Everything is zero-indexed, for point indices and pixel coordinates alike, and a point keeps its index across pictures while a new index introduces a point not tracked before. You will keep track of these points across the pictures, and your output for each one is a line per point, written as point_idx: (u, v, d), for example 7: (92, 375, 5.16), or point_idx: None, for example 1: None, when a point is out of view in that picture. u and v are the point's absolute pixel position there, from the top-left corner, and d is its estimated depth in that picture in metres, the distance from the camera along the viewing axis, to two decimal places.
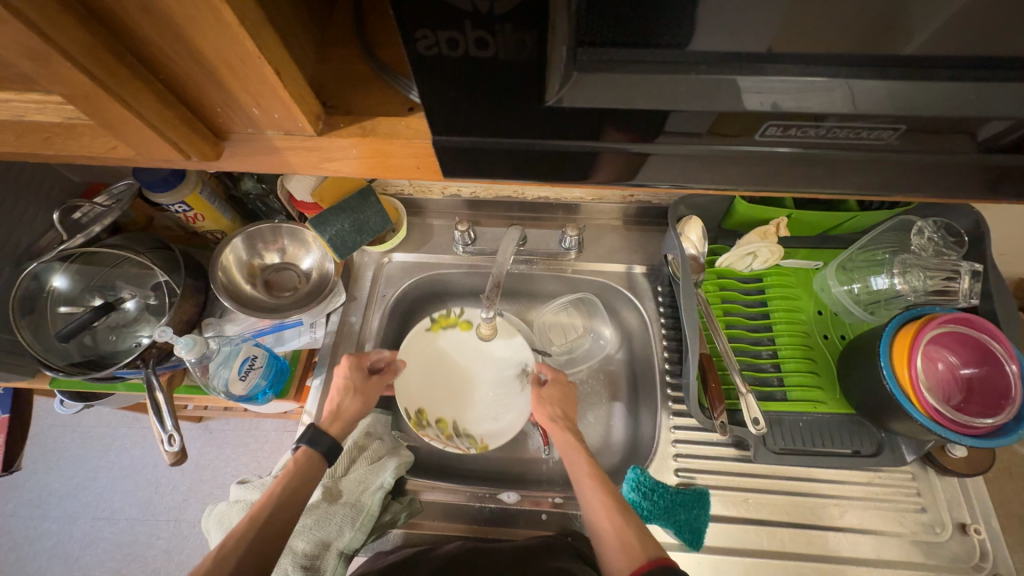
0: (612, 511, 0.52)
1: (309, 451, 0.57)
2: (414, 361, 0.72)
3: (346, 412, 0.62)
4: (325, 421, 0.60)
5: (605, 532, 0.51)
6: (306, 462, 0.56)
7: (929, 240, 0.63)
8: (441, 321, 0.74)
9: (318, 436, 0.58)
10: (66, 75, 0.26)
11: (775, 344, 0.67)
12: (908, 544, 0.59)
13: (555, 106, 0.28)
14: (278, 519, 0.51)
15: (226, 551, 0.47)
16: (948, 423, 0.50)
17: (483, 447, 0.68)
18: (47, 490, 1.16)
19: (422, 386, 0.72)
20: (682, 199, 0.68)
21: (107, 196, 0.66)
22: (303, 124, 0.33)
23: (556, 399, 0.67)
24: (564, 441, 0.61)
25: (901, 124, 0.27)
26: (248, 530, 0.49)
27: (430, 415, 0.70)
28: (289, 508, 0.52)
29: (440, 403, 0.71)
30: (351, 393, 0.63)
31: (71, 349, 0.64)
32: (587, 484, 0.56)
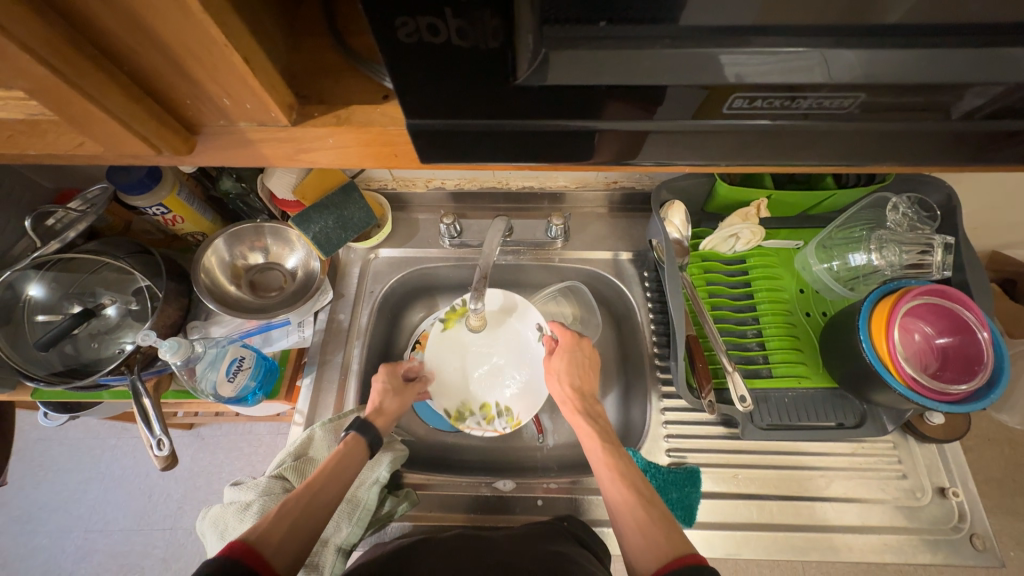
0: (631, 504, 0.52)
1: (358, 437, 0.60)
2: (440, 366, 0.71)
3: (388, 411, 0.65)
4: (371, 416, 0.63)
5: (625, 524, 0.51)
6: (355, 445, 0.59)
7: (903, 215, 0.64)
8: (452, 317, 0.72)
9: (366, 425, 0.61)
10: (25, 69, 0.25)
11: (759, 323, 0.68)
12: (891, 510, 0.61)
13: (526, 84, 0.28)
14: (329, 490, 0.54)
15: (284, 510, 0.49)
16: (926, 391, 0.51)
17: (518, 424, 0.69)
18: (37, 504, 1.14)
19: (455, 383, 0.71)
20: (665, 183, 0.68)
21: (81, 201, 0.65)
22: (276, 115, 0.33)
23: (565, 372, 0.67)
24: (580, 428, 0.61)
25: (871, 94, 0.28)
26: (304, 494, 0.52)
27: (472, 406, 0.70)
28: (338, 484, 0.55)
29: (476, 390, 0.70)
30: (390, 394, 0.66)
31: (52, 358, 0.62)
32: (606, 474, 0.56)
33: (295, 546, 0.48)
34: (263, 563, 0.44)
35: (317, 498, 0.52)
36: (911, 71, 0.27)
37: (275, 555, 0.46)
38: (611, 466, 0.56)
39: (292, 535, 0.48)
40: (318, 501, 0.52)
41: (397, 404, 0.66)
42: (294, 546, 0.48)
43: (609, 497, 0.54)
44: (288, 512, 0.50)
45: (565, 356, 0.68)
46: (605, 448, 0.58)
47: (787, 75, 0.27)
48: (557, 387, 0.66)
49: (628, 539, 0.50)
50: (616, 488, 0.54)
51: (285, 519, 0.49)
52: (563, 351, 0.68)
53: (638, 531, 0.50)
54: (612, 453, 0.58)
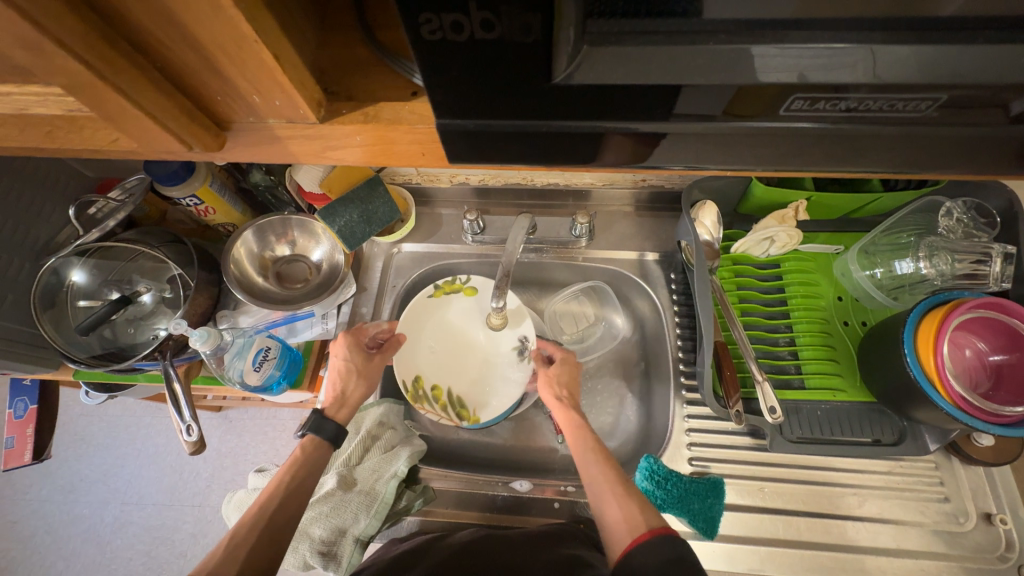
0: (614, 484, 0.53)
1: (313, 438, 0.59)
2: (415, 331, 0.71)
3: (350, 397, 0.63)
4: (330, 409, 0.61)
5: (606, 503, 0.52)
6: (310, 451, 0.57)
7: (957, 221, 0.60)
8: (445, 287, 0.73)
9: (322, 421, 0.59)
10: (62, 64, 0.26)
11: (792, 331, 0.65)
12: (930, 534, 0.58)
13: (563, 82, 0.27)
14: (285, 509, 0.53)
15: (236, 541, 0.49)
16: (976, 411, 0.48)
17: (473, 421, 0.67)
18: (78, 476, 1.20)
19: (422, 350, 0.71)
20: (697, 182, 0.65)
21: (121, 191, 0.68)
22: (304, 112, 0.32)
23: (563, 382, 0.65)
24: (563, 416, 0.61)
25: (937, 92, 0.25)
26: (257, 520, 0.51)
27: (426, 383, 0.69)
28: (297, 497, 0.54)
29: (437, 371, 0.70)
30: (353, 375, 0.64)
31: (92, 342, 0.65)
32: (588, 456, 0.56)
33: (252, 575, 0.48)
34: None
35: (273, 520, 0.52)
36: (986, 68, 0.24)
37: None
38: (593, 449, 0.57)
39: (248, 565, 0.48)
40: (274, 524, 0.52)
41: (359, 392, 0.63)
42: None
43: (589, 479, 0.55)
44: (241, 542, 0.49)
45: (564, 367, 0.66)
46: (589, 434, 0.59)
47: (842, 72, 0.25)
48: (549, 390, 0.64)
49: (608, 514, 0.51)
50: (598, 470, 0.54)
51: (238, 552, 0.49)
52: (561, 361, 0.67)
53: (619, 506, 0.51)
54: (594, 439, 0.58)
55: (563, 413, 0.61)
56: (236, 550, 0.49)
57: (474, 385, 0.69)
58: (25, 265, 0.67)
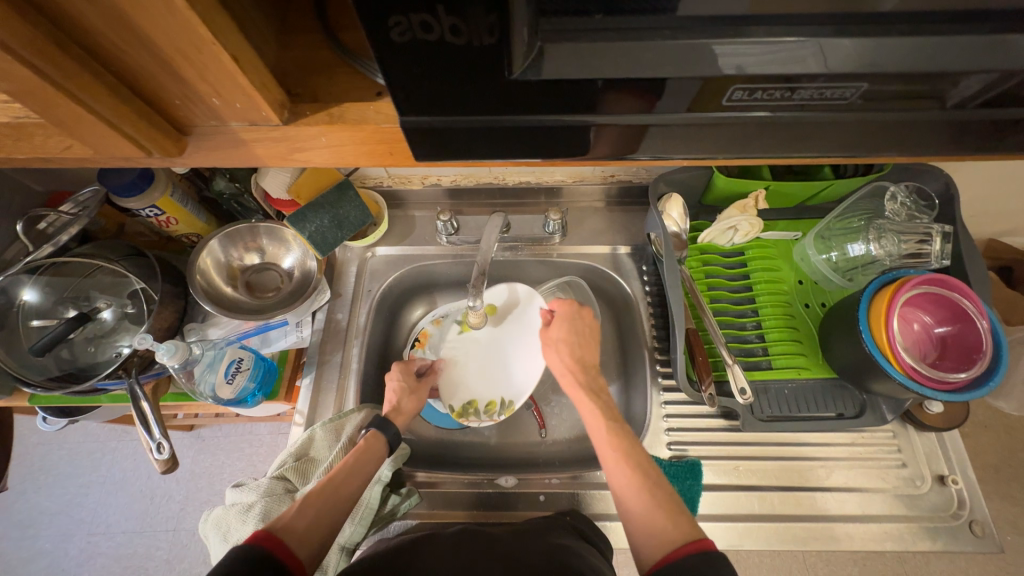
0: (638, 489, 0.52)
1: (378, 434, 0.60)
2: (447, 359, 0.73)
3: (406, 411, 0.65)
4: (391, 416, 0.64)
5: (631, 507, 0.51)
6: (375, 442, 0.59)
7: (901, 205, 0.64)
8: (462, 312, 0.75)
9: (386, 424, 0.61)
10: (7, 69, 0.25)
11: (758, 315, 0.68)
12: (891, 498, 0.62)
13: (522, 79, 0.27)
14: (350, 486, 0.54)
15: (309, 501, 0.50)
16: (925, 379, 0.51)
17: (511, 410, 0.70)
18: (39, 508, 1.13)
19: (459, 375, 0.72)
20: (662, 176, 0.68)
21: (73, 204, 0.65)
22: (268, 114, 0.32)
23: (564, 341, 0.67)
24: (585, 409, 0.60)
25: (874, 83, 0.27)
26: (327, 487, 0.52)
27: (479, 402, 0.71)
28: (361, 479, 0.56)
29: (483, 384, 0.71)
30: (407, 393, 0.67)
31: (48, 363, 0.62)
32: (610, 457, 0.55)
33: (318, 537, 0.48)
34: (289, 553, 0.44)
35: (339, 491, 0.53)
36: (917, 57, 0.26)
37: (299, 546, 0.46)
38: (615, 447, 0.56)
39: (315, 526, 0.49)
40: (339, 493, 0.53)
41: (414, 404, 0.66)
42: (317, 536, 0.48)
43: (615, 480, 0.54)
44: (312, 502, 0.50)
45: (563, 323, 0.68)
46: (610, 430, 0.57)
47: (786, 66, 0.26)
48: (556, 358, 0.66)
49: (632, 521, 0.50)
50: (623, 473, 0.54)
51: (309, 511, 0.49)
52: (562, 321, 0.68)
53: (643, 514, 0.50)
54: (616, 435, 0.57)
55: (572, 388, 0.63)
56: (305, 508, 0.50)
57: (514, 378, 0.71)
58: None
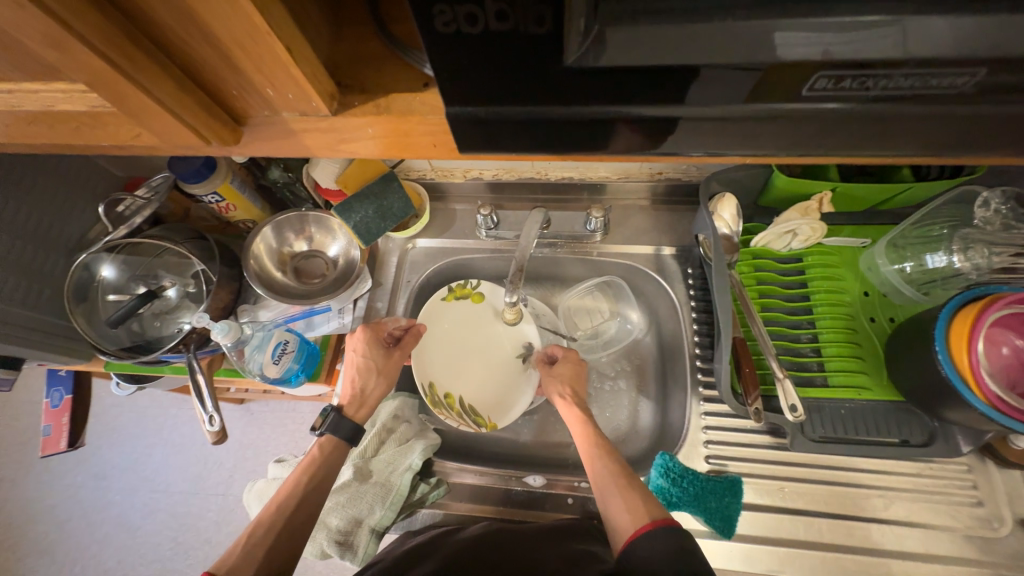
0: (618, 478, 0.53)
1: (332, 439, 0.60)
2: (431, 334, 0.72)
3: (369, 396, 0.63)
4: (350, 407, 0.62)
5: (609, 499, 0.51)
6: (326, 451, 0.59)
7: (994, 212, 0.57)
8: (457, 291, 0.74)
9: (340, 422, 0.60)
10: (87, 62, 0.27)
11: (815, 327, 0.63)
12: (961, 539, 0.56)
13: (574, 68, 0.26)
14: (301, 511, 0.54)
15: (255, 542, 0.51)
16: (1015, 413, 0.45)
17: (492, 426, 0.66)
18: (111, 463, 1.26)
19: (435, 359, 0.71)
20: (715, 174, 0.64)
21: (147, 188, 0.70)
22: (318, 105, 0.33)
23: (568, 377, 0.65)
24: (568, 411, 0.62)
25: (977, 70, 0.24)
26: (274, 522, 0.52)
27: (440, 390, 0.69)
28: (315, 500, 0.55)
29: (450, 376, 0.71)
30: (374, 374, 0.64)
31: (122, 335, 0.68)
32: (591, 451, 0.57)
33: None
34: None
35: (289, 522, 0.53)
36: None
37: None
38: (595, 443, 0.57)
39: (267, 564, 0.50)
40: (290, 525, 0.53)
41: (378, 390, 0.63)
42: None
43: (593, 474, 0.55)
44: (260, 542, 0.51)
45: (568, 364, 0.66)
46: (592, 429, 0.59)
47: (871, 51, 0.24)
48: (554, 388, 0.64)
49: (612, 511, 0.50)
50: (602, 464, 0.55)
51: (256, 553, 0.50)
52: (563, 359, 0.67)
53: (622, 502, 0.50)
54: (594, 433, 0.59)
55: (566, 408, 0.62)
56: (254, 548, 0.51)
57: (485, 394, 0.70)
58: (59, 261, 0.70)
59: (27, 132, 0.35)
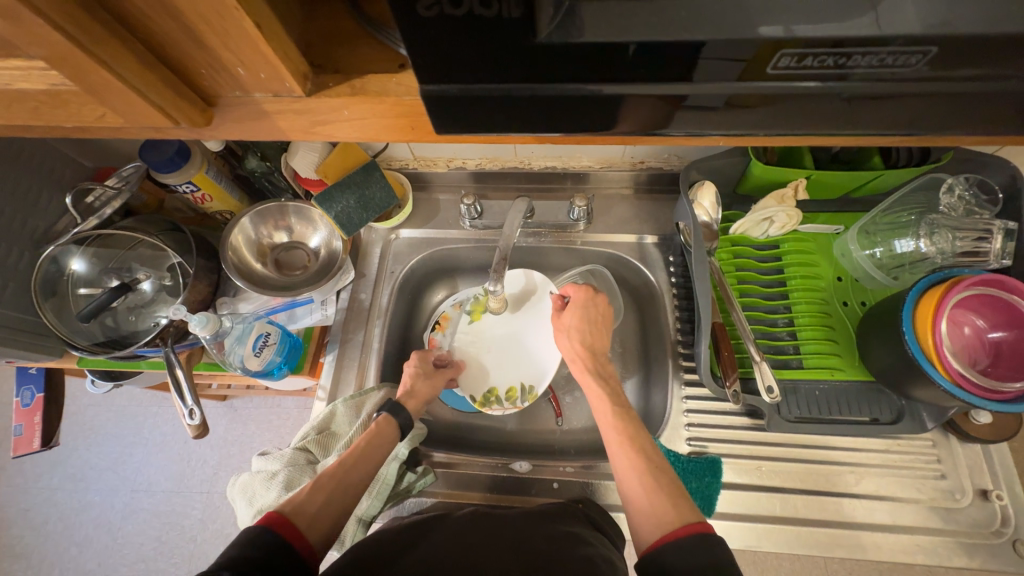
0: (640, 471, 0.52)
1: (388, 418, 0.61)
2: (468, 355, 0.73)
3: (419, 394, 0.66)
4: (402, 400, 0.64)
5: (630, 490, 0.51)
6: (383, 428, 0.60)
7: (959, 198, 0.59)
8: (476, 307, 0.74)
9: (397, 408, 0.62)
10: (41, 35, 0.25)
11: (791, 312, 0.65)
12: (926, 510, 0.59)
13: (548, 46, 0.26)
14: (358, 471, 0.55)
15: (318, 486, 0.52)
16: (975, 389, 0.48)
17: (534, 395, 0.69)
18: (88, 464, 1.22)
19: (481, 371, 0.72)
20: (694, 163, 0.65)
21: (117, 178, 0.68)
22: (290, 85, 0.32)
23: (575, 327, 0.66)
24: (591, 389, 0.61)
25: (935, 50, 0.25)
26: (337, 473, 0.54)
27: (499, 389, 0.70)
28: (368, 466, 0.57)
29: (500, 373, 0.71)
30: (422, 376, 0.67)
31: (94, 329, 0.66)
32: (613, 437, 0.56)
33: (327, 524, 0.50)
34: (298, 540, 0.46)
35: (347, 477, 0.54)
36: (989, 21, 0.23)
37: (308, 534, 0.47)
38: (618, 429, 0.56)
39: (324, 513, 0.50)
40: (347, 480, 0.54)
41: (428, 388, 0.66)
42: (326, 522, 0.50)
43: (616, 461, 0.54)
44: (320, 489, 0.52)
45: (577, 311, 0.67)
46: (615, 414, 0.58)
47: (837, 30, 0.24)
48: (566, 343, 0.66)
49: (633, 503, 0.50)
50: (624, 453, 0.54)
51: (319, 496, 0.51)
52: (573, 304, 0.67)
53: (644, 497, 0.50)
54: (619, 416, 0.58)
55: (581, 375, 0.63)
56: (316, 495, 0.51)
57: (531, 362, 0.71)
58: (25, 254, 0.67)
59: None
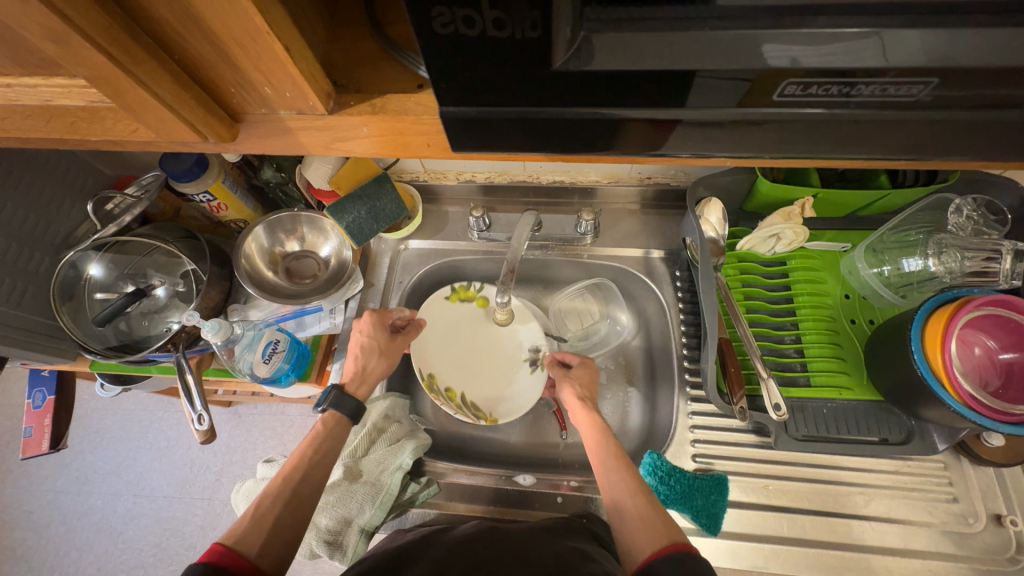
0: (635, 491, 0.52)
1: (336, 414, 0.59)
2: (432, 328, 0.74)
3: (371, 374, 0.64)
4: (352, 384, 0.62)
5: (625, 505, 0.51)
6: (330, 427, 0.58)
7: (967, 218, 0.59)
8: (459, 292, 0.76)
9: (343, 399, 0.60)
10: (87, 57, 0.27)
11: (798, 329, 0.65)
12: (938, 534, 0.57)
13: (563, 71, 0.27)
14: (309, 483, 0.54)
15: (262, 511, 0.50)
16: (984, 410, 0.47)
17: (491, 421, 0.69)
18: (93, 468, 1.23)
19: (434, 352, 0.73)
20: (702, 179, 0.66)
21: (136, 187, 0.70)
22: (314, 103, 0.33)
23: (584, 381, 0.66)
24: (587, 423, 0.61)
25: (938, 79, 0.26)
26: (282, 490, 0.52)
27: (441, 381, 0.71)
28: (321, 474, 0.55)
29: (451, 370, 0.73)
30: (375, 354, 0.65)
31: (108, 334, 0.68)
32: (609, 463, 0.55)
33: (279, 544, 0.48)
34: (245, 567, 0.44)
35: (298, 491, 0.53)
36: (994, 54, 0.24)
37: (259, 558, 0.46)
38: (614, 455, 0.56)
39: (276, 533, 0.49)
40: (300, 494, 0.52)
41: (380, 367, 0.65)
42: (279, 542, 0.48)
43: (609, 481, 0.54)
44: (270, 511, 0.50)
45: (582, 367, 0.68)
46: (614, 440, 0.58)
47: (845, 60, 0.25)
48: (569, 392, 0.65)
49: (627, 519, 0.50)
50: (621, 476, 0.54)
51: (268, 518, 0.49)
52: (580, 364, 0.69)
53: (636, 511, 0.50)
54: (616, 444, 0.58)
55: (581, 411, 0.63)
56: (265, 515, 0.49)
57: (493, 387, 0.72)
58: (45, 259, 0.69)
59: (21, 125, 0.35)
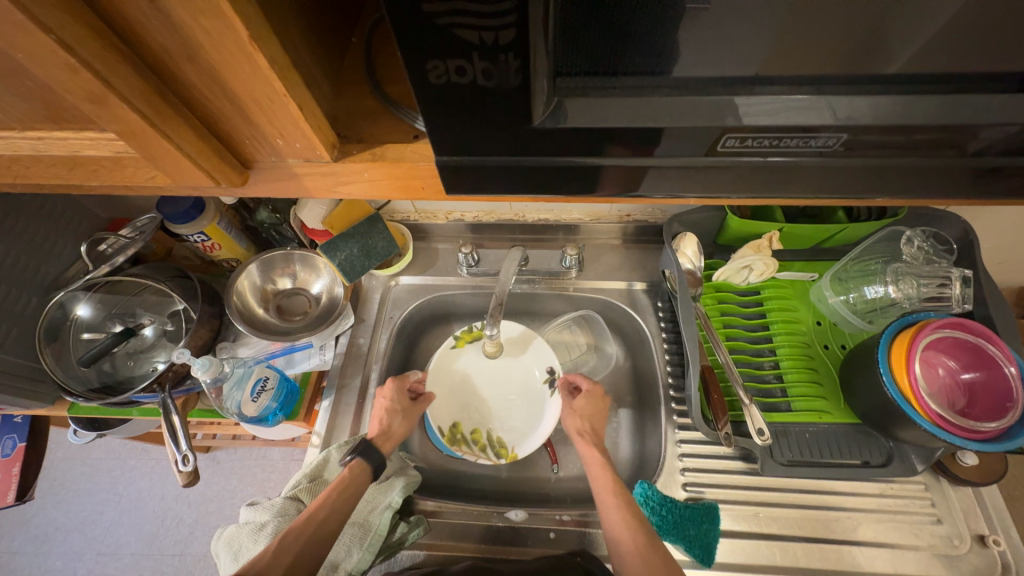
0: (635, 536, 0.52)
1: (361, 463, 0.60)
2: (445, 380, 0.75)
3: (395, 433, 0.65)
4: (377, 439, 0.63)
5: (625, 549, 0.52)
6: (355, 475, 0.59)
7: (918, 248, 0.64)
8: (464, 337, 0.76)
9: (369, 450, 0.61)
10: (119, 115, 0.30)
11: (776, 355, 0.68)
12: (927, 558, 0.58)
13: (542, 124, 0.31)
14: (327, 527, 0.54)
15: (284, 545, 0.51)
16: (955, 428, 0.50)
17: (512, 455, 0.69)
18: (55, 524, 1.15)
19: (453, 404, 0.74)
20: (676, 217, 0.71)
21: (132, 229, 0.71)
22: (320, 152, 0.36)
23: (587, 413, 0.67)
24: (590, 455, 0.62)
25: (848, 133, 0.30)
26: (304, 530, 0.52)
27: (464, 428, 0.73)
28: (340, 519, 0.55)
29: (472, 413, 0.74)
30: (397, 414, 0.66)
31: (91, 375, 0.67)
32: (610, 501, 0.56)
33: None
34: None
35: (317, 533, 0.53)
36: (906, 109, 0.29)
37: None
38: (616, 494, 0.56)
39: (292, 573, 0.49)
40: (318, 535, 0.53)
41: (404, 427, 0.65)
42: None
43: (610, 523, 0.55)
44: (290, 547, 0.51)
45: (589, 400, 0.68)
46: (614, 478, 0.58)
47: (785, 114, 0.29)
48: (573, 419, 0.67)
49: (627, 565, 0.51)
50: (621, 518, 0.54)
51: (285, 555, 0.50)
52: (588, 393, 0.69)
53: (637, 556, 0.51)
54: (617, 483, 0.58)
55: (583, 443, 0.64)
56: (283, 551, 0.50)
57: (516, 421, 0.72)
58: (32, 300, 0.69)
59: (42, 172, 0.38)
